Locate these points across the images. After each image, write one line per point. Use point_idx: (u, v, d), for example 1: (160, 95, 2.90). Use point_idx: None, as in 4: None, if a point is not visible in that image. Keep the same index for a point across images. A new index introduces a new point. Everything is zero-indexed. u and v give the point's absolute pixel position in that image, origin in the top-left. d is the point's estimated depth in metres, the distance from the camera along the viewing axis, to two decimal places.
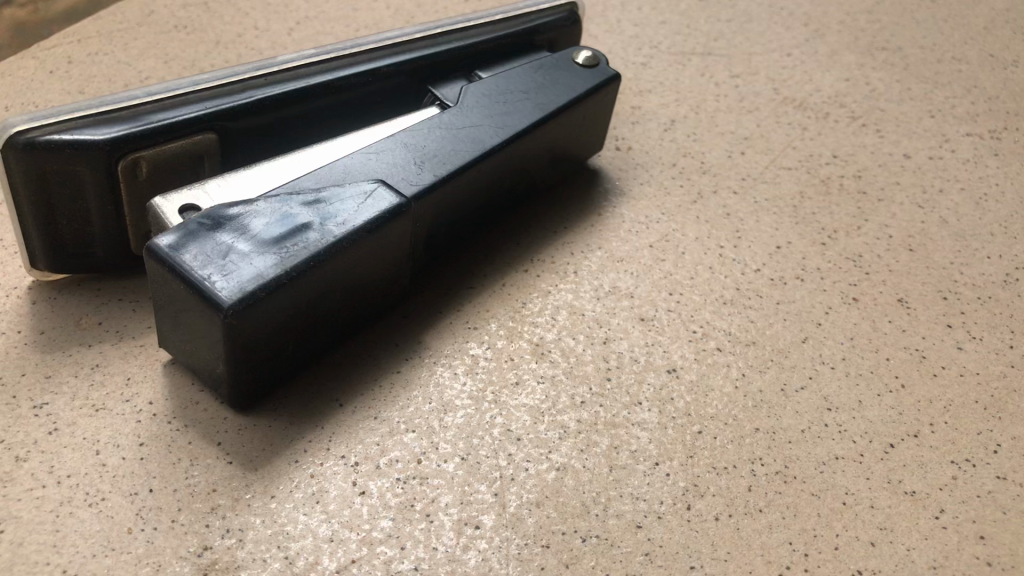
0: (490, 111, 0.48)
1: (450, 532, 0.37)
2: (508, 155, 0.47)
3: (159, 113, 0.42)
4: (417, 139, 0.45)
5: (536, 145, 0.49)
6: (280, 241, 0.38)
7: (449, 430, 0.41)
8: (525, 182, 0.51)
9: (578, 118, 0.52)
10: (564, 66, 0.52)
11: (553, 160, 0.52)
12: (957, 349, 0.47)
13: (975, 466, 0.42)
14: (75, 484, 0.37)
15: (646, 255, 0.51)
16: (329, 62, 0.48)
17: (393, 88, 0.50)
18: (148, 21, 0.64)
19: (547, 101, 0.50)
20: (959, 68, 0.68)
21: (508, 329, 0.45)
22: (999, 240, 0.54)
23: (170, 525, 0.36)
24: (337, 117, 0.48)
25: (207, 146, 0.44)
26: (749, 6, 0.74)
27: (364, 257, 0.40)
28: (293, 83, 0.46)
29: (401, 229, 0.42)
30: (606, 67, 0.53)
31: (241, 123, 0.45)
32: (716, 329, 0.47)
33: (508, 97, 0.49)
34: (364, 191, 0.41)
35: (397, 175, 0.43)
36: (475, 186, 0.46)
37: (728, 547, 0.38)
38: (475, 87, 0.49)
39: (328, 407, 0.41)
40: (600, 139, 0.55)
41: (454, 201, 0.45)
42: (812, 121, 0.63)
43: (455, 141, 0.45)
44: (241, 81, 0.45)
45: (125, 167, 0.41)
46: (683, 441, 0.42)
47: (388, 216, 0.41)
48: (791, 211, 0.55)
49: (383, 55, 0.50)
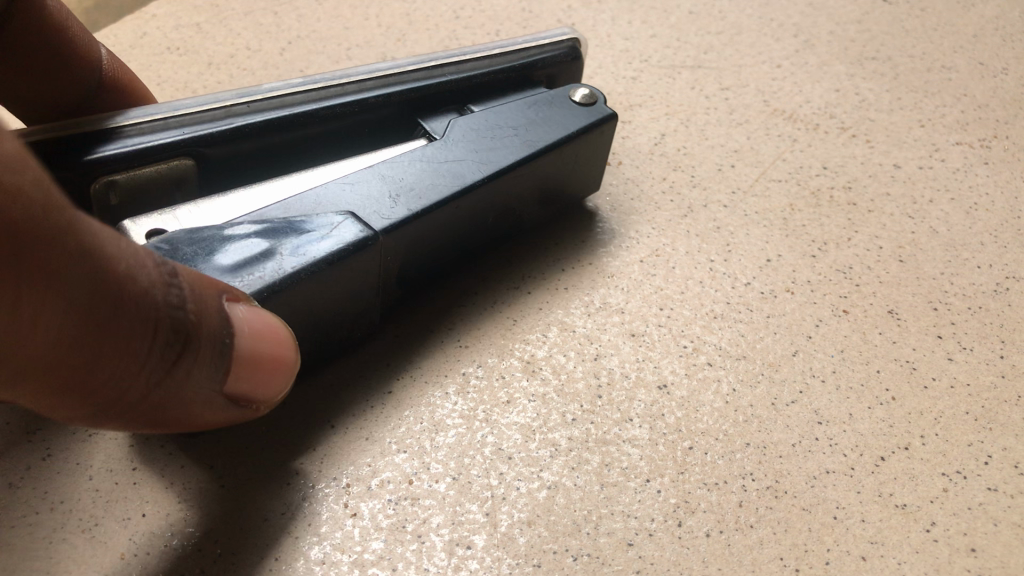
0: (475, 147, 0.48)
1: (442, 553, 0.37)
2: (487, 191, 0.46)
3: (137, 137, 0.43)
4: (395, 172, 0.45)
5: (523, 183, 0.48)
6: (237, 262, 0.37)
7: (441, 450, 0.41)
8: (511, 220, 0.50)
9: (572, 158, 0.51)
10: (560, 103, 0.52)
11: (548, 195, 0.51)
12: (948, 360, 0.47)
13: (966, 478, 0.42)
14: (68, 510, 0.38)
15: (635, 271, 0.51)
16: (317, 91, 0.48)
17: (381, 119, 0.50)
18: (140, 44, 0.66)
19: (537, 139, 0.49)
20: (948, 77, 0.69)
21: (499, 347, 0.46)
22: (990, 249, 0.54)
23: (164, 549, 0.36)
24: (320, 146, 0.49)
25: (185, 172, 0.45)
26: (739, 20, 0.75)
27: (328, 291, 0.40)
28: (277, 112, 0.47)
29: (365, 262, 0.41)
30: (605, 106, 0.52)
31: (219, 151, 0.45)
32: (706, 343, 0.47)
33: (495, 134, 0.49)
34: (331, 222, 0.40)
35: (368, 210, 0.42)
36: (452, 221, 0.46)
37: (719, 564, 0.38)
38: (463, 121, 0.49)
39: (320, 427, 0.41)
40: (601, 177, 0.54)
41: (428, 236, 0.45)
42: (803, 133, 0.63)
43: (434, 176, 0.45)
44: (224, 108, 0.46)
45: (97, 190, 0.42)
46: (674, 457, 0.42)
47: (352, 249, 0.40)
48: (781, 224, 0.55)
49: (374, 86, 0.50)
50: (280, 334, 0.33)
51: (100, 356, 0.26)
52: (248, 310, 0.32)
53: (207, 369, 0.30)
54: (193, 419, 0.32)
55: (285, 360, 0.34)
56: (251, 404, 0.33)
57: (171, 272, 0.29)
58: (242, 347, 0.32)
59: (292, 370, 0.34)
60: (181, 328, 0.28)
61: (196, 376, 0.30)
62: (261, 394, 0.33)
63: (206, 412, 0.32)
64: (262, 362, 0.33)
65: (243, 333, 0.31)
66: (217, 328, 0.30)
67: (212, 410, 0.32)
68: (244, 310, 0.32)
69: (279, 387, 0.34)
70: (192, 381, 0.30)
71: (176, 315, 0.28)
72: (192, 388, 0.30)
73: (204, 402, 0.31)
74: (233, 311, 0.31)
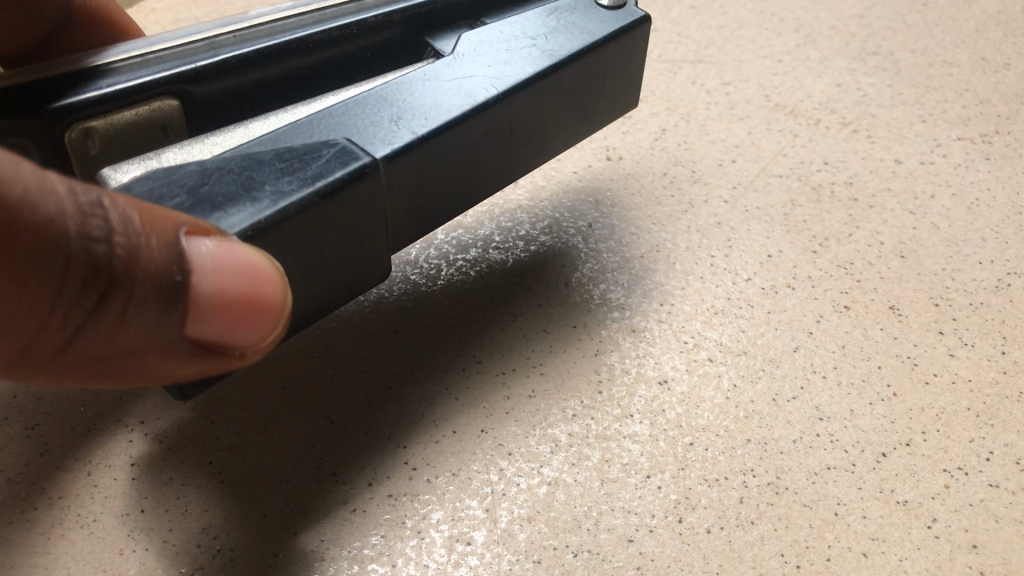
0: (490, 62, 0.42)
1: (442, 549, 0.37)
2: (503, 111, 0.41)
3: (115, 78, 0.41)
4: (400, 94, 0.40)
5: (546, 100, 0.43)
6: (224, 196, 0.33)
7: (440, 445, 0.41)
8: (540, 155, 0.45)
9: (596, 71, 0.45)
10: (583, 11, 0.47)
11: (578, 118, 0.46)
12: (949, 356, 0.47)
13: (967, 475, 0.42)
14: (66, 506, 0.38)
15: (635, 266, 0.51)
16: (311, 16, 0.45)
17: (383, 42, 0.47)
18: None
19: (557, 48, 0.43)
20: (950, 72, 0.68)
21: (497, 342, 0.46)
22: (991, 244, 0.54)
23: (162, 545, 0.37)
24: (318, 75, 0.45)
25: (169, 113, 0.42)
26: (740, 14, 0.74)
27: (330, 224, 0.34)
28: (267, 40, 0.43)
29: (372, 191, 0.36)
30: (634, 8, 0.47)
31: (206, 87, 0.42)
32: (707, 339, 0.47)
33: (510, 46, 0.43)
34: (329, 145, 0.36)
35: (369, 136, 0.38)
36: (471, 149, 0.40)
37: (719, 560, 0.38)
38: (475, 36, 0.44)
39: (316, 423, 0.41)
40: (632, 95, 0.49)
41: (444, 166, 0.40)
42: (804, 128, 0.63)
43: (445, 95, 0.40)
44: (208, 40, 0.43)
45: (74, 138, 0.40)
46: (674, 453, 0.42)
47: (352, 176, 0.35)
48: (782, 219, 0.55)
49: (374, 7, 0.46)
50: (260, 274, 0.30)
51: (3, 294, 0.27)
52: (215, 246, 0.30)
53: (152, 310, 0.29)
54: (159, 367, 0.31)
55: (264, 302, 0.31)
56: (227, 352, 0.32)
57: (99, 206, 0.28)
58: (201, 286, 0.30)
59: (277, 312, 0.31)
60: (102, 264, 0.28)
61: (138, 318, 0.29)
62: (238, 338, 0.31)
63: (172, 359, 0.31)
64: (230, 305, 0.30)
65: (202, 271, 0.29)
66: (159, 266, 0.29)
67: (178, 356, 0.31)
68: (208, 247, 0.29)
69: (260, 332, 0.32)
70: (134, 324, 0.29)
71: (95, 249, 0.28)
72: (133, 334, 0.29)
73: (160, 347, 0.30)
74: (190, 248, 0.29)
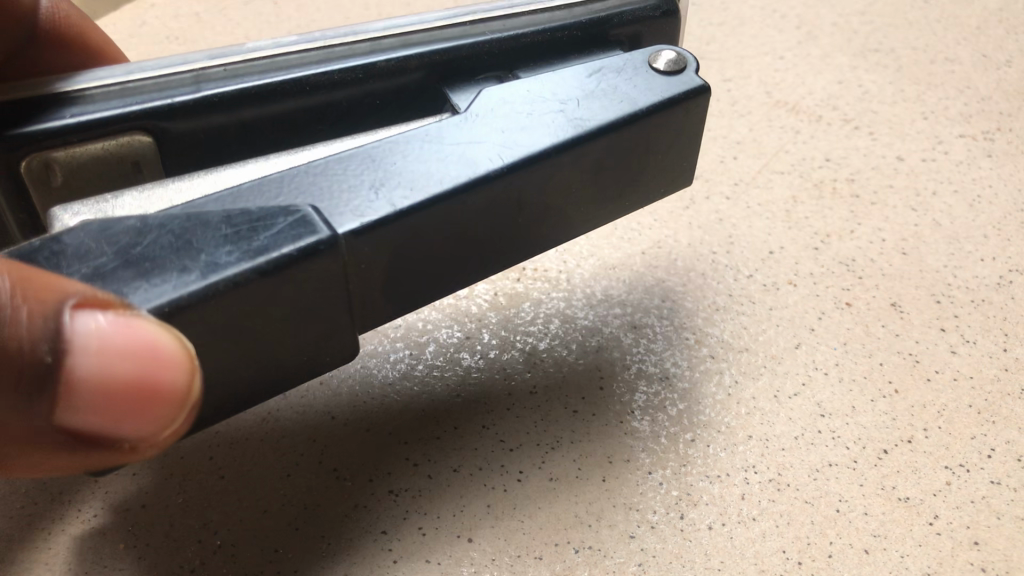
0: (503, 125, 0.36)
1: (443, 545, 0.37)
2: (504, 188, 0.35)
3: (84, 106, 0.38)
4: (388, 156, 0.35)
5: (561, 180, 0.36)
6: (186, 251, 0.30)
7: (443, 438, 0.41)
8: (548, 236, 0.38)
9: (632, 148, 0.38)
10: (634, 70, 0.39)
11: (605, 200, 0.39)
12: (951, 353, 0.47)
13: (969, 471, 0.42)
14: (67, 501, 0.38)
15: (637, 263, 0.51)
16: (315, 55, 0.41)
17: (396, 89, 0.42)
18: (140, 32, 0.66)
19: (587, 118, 0.37)
20: (952, 69, 0.68)
21: (500, 339, 0.46)
22: (993, 241, 0.54)
23: (162, 540, 0.37)
24: (318, 120, 0.41)
25: (141, 148, 0.39)
26: (741, 10, 0.75)
27: (276, 304, 0.31)
28: (258, 80, 0.40)
29: (324, 272, 0.31)
30: (693, 76, 0.39)
31: (184, 125, 0.39)
32: (709, 336, 0.47)
33: (535, 108, 0.37)
34: (291, 212, 0.32)
35: (339, 205, 0.33)
36: (457, 227, 0.35)
37: (721, 556, 0.38)
38: (496, 90, 0.38)
39: (320, 418, 0.41)
40: (686, 175, 0.41)
41: (421, 245, 0.34)
42: (805, 124, 0.62)
43: (439, 163, 0.34)
44: (195, 73, 0.40)
45: (33, 166, 0.37)
46: (676, 450, 0.41)
47: (299, 254, 0.31)
48: (784, 216, 0.54)
49: (387, 48, 0.42)
50: (165, 360, 0.28)
51: None
52: (107, 324, 0.28)
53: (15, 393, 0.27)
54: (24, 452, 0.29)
55: (164, 390, 0.28)
56: (111, 442, 0.30)
57: None
58: (82, 368, 0.28)
59: (180, 403, 0.29)
60: None
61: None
62: (123, 429, 0.29)
63: (40, 442, 0.29)
64: (120, 389, 0.29)
65: (83, 352, 0.28)
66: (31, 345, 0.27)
67: (49, 442, 0.29)
68: (98, 326, 0.28)
69: (152, 424, 0.30)
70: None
71: None
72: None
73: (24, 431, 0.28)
74: (77, 326, 0.28)
